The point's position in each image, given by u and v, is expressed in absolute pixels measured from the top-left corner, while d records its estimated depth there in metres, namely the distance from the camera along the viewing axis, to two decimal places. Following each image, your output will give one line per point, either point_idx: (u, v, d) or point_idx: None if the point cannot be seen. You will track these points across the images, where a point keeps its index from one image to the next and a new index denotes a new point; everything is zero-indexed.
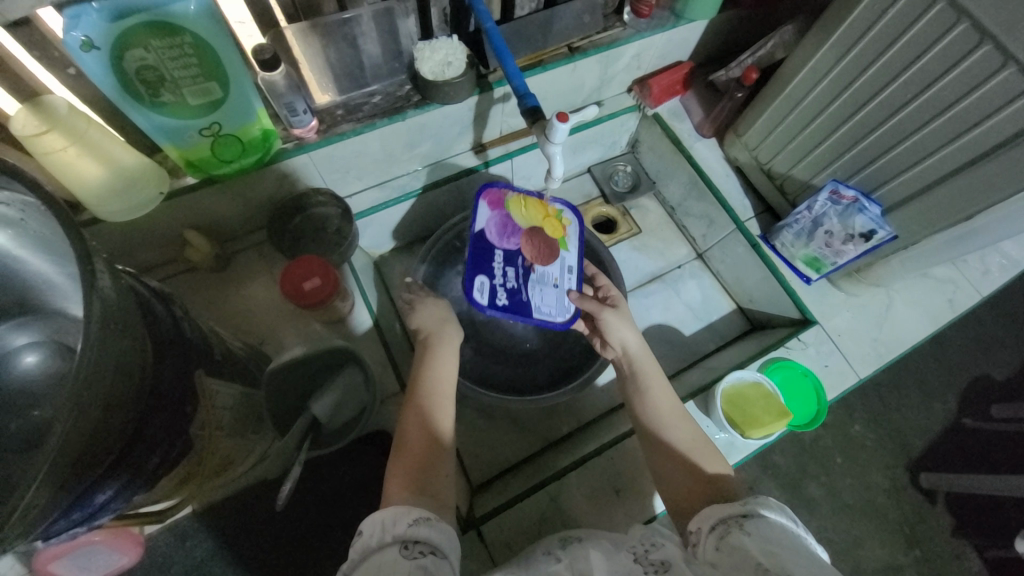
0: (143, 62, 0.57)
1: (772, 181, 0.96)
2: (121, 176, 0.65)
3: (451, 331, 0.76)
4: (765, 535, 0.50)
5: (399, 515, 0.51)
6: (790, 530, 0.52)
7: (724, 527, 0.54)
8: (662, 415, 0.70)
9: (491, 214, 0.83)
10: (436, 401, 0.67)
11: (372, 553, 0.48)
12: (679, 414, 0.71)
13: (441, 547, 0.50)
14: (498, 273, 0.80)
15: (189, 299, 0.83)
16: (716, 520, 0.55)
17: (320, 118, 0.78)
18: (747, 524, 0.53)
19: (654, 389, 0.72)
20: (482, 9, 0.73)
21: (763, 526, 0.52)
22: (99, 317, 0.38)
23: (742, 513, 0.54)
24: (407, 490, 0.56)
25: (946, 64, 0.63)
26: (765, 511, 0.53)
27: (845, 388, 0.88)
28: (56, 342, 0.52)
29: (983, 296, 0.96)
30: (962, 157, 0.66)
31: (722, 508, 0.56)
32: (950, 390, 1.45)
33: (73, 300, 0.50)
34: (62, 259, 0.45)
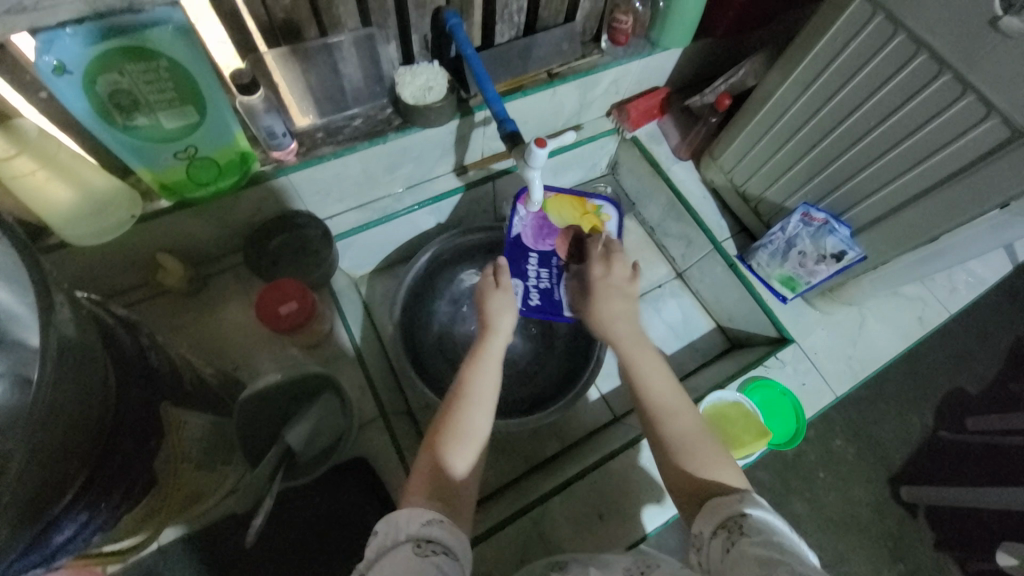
0: (118, 86, 0.56)
1: (748, 203, 0.99)
2: (91, 199, 0.63)
3: (491, 338, 0.71)
4: (763, 540, 0.49)
5: (412, 514, 0.50)
6: (786, 533, 0.50)
7: (727, 533, 0.52)
8: (660, 406, 0.66)
9: (528, 218, 0.88)
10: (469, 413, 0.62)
11: (387, 553, 0.48)
12: (678, 402, 0.67)
13: (454, 550, 0.49)
14: (532, 275, 0.85)
15: (160, 325, 0.80)
16: (715, 524, 0.54)
17: (300, 140, 0.78)
18: (745, 526, 0.51)
19: (648, 378, 0.68)
20: (462, 37, 0.74)
21: (761, 528, 0.50)
22: (56, 349, 0.37)
23: (739, 513, 0.53)
24: (423, 495, 0.56)
25: (907, 93, 0.66)
26: (757, 510, 0.52)
27: (823, 406, 0.90)
28: (18, 374, 0.47)
29: (951, 313, 1.00)
30: (924, 181, 0.69)
31: (720, 505, 0.55)
32: (926, 402, 1.49)
33: (27, 331, 0.46)
34: (20, 289, 0.43)
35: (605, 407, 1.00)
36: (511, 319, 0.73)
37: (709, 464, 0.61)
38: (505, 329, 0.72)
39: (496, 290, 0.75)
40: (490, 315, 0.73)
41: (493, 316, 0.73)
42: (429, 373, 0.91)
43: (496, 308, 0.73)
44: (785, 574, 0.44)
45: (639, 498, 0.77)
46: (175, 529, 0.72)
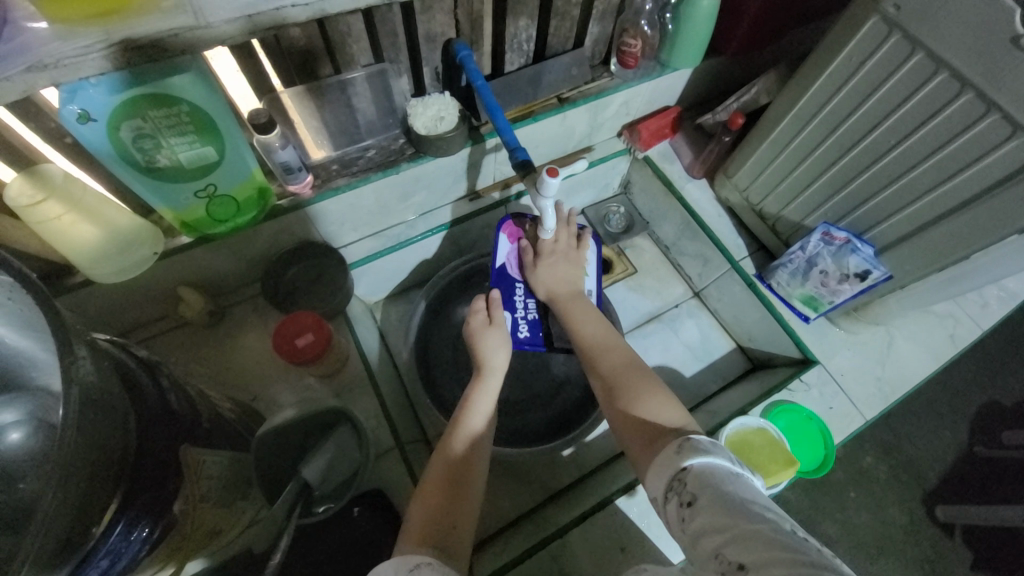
0: (140, 131, 0.58)
1: (765, 221, 0.97)
2: (116, 239, 0.65)
3: (488, 376, 0.73)
4: (711, 495, 0.49)
5: (400, 563, 0.51)
6: (731, 474, 0.50)
7: (675, 490, 0.52)
8: (594, 350, 0.74)
9: (509, 246, 0.88)
10: (468, 467, 0.64)
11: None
12: (613, 344, 0.75)
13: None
14: (520, 306, 0.86)
15: (179, 357, 0.81)
16: (664, 481, 0.54)
17: (315, 173, 0.80)
18: (688, 479, 0.51)
19: (585, 324, 0.77)
20: (473, 68, 0.74)
21: (704, 479, 0.50)
22: (77, 401, 0.37)
23: (681, 469, 0.52)
24: (416, 540, 0.56)
25: (928, 111, 0.64)
26: (696, 460, 0.52)
27: (853, 431, 0.86)
28: (43, 418, 0.49)
29: (985, 330, 0.96)
30: (950, 201, 0.67)
31: (664, 455, 0.56)
32: (960, 418, 1.42)
33: (52, 374, 0.48)
34: (43, 336, 0.44)
35: None
36: (505, 356, 0.76)
37: (656, 412, 0.63)
38: (499, 365, 0.74)
39: (490, 326, 0.78)
40: (484, 353, 0.75)
41: (487, 354, 0.75)
42: (444, 400, 0.91)
43: (489, 344, 0.76)
44: (751, 552, 0.44)
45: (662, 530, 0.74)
46: None
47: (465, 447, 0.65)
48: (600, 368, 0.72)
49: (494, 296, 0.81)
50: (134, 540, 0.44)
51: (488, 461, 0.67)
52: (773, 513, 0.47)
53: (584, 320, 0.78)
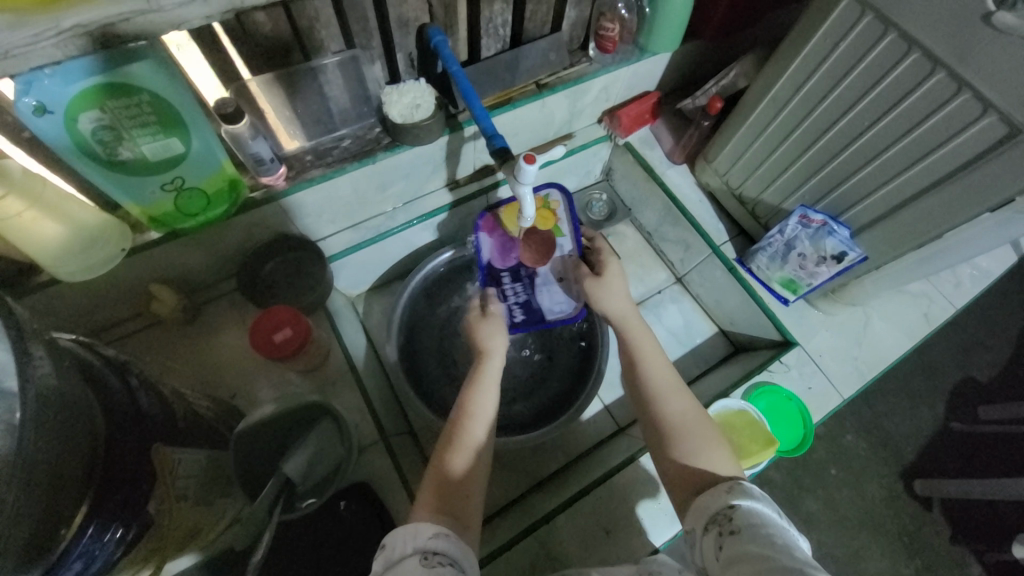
0: (100, 122, 0.56)
1: (744, 207, 0.98)
2: (81, 235, 0.63)
3: (485, 361, 0.73)
4: (754, 531, 0.49)
5: (417, 529, 0.51)
6: (776, 520, 0.50)
7: (717, 525, 0.52)
8: (656, 385, 0.68)
9: (489, 239, 0.91)
10: (462, 485, 0.60)
11: (394, 566, 0.49)
12: (676, 384, 0.68)
13: (459, 561, 0.51)
14: (509, 292, 0.89)
15: (153, 356, 0.79)
16: (706, 519, 0.54)
17: (289, 164, 0.78)
18: (734, 517, 0.51)
19: (649, 357, 0.71)
20: (447, 53, 0.73)
21: (749, 517, 0.50)
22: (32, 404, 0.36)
23: (728, 505, 0.53)
24: (430, 509, 0.56)
25: (902, 91, 0.65)
26: (748, 502, 0.52)
27: (830, 409, 0.88)
28: None
29: (957, 308, 0.98)
30: (921, 182, 0.68)
31: (711, 496, 0.55)
32: (935, 394, 1.46)
33: None
34: None
35: (609, 417, 0.99)
36: (502, 339, 0.75)
37: (713, 462, 0.60)
38: (498, 351, 0.74)
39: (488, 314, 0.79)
40: (481, 338, 0.75)
41: (482, 339, 0.75)
42: (429, 391, 0.90)
43: (487, 331, 0.76)
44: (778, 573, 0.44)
45: (646, 512, 0.75)
46: None
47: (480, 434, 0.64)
48: (657, 406, 0.66)
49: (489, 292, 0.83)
50: (109, 540, 0.44)
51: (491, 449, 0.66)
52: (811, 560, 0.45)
53: (649, 352, 0.71)
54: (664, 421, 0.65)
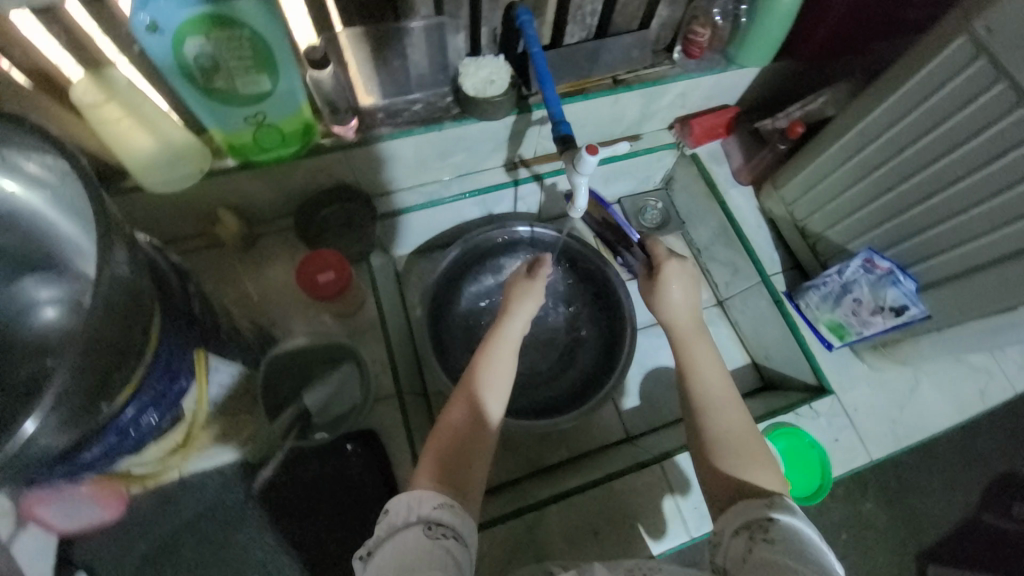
0: (201, 49, 0.61)
1: (805, 239, 0.94)
2: (167, 149, 0.70)
3: (509, 323, 0.71)
4: (790, 545, 0.48)
5: (422, 497, 0.51)
6: (813, 542, 0.49)
7: (749, 533, 0.51)
8: (706, 396, 0.65)
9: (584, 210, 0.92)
10: (472, 449, 0.59)
11: (396, 533, 0.48)
12: (727, 399, 0.65)
13: (462, 535, 0.50)
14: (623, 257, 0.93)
15: (204, 274, 0.85)
16: (739, 523, 0.53)
17: (361, 118, 0.81)
18: (770, 528, 0.50)
19: (700, 367, 0.68)
20: (531, 34, 0.74)
21: (786, 532, 0.49)
22: (106, 285, 0.40)
23: (765, 516, 0.51)
24: (431, 476, 0.55)
25: (1004, 145, 0.60)
26: (787, 516, 0.51)
27: (852, 467, 0.84)
28: (72, 299, 0.52)
29: (1019, 391, 0.90)
30: (1011, 243, 0.63)
31: (747, 508, 0.53)
32: (975, 480, 1.35)
33: (83, 257, 0.50)
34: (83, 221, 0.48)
35: (620, 424, 0.97)
36: (530, 304, 0.73)
37: (754, 475, 0.58)
38: (522, 314, 0.72)
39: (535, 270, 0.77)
40: (512, 301, 0.73)
41: (514, 302, 0.73)
42: (449, 360, 0.92)
43: (521, 291, 0.74)
44: None
45: (635, 523, 0.75)
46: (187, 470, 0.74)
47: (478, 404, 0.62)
48: (699, 414, 0.64)
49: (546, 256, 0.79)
50: (142, 422, 0.48)
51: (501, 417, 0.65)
52: None
53: (701, 360, 0.68)
54: (705, 430, 0.63)
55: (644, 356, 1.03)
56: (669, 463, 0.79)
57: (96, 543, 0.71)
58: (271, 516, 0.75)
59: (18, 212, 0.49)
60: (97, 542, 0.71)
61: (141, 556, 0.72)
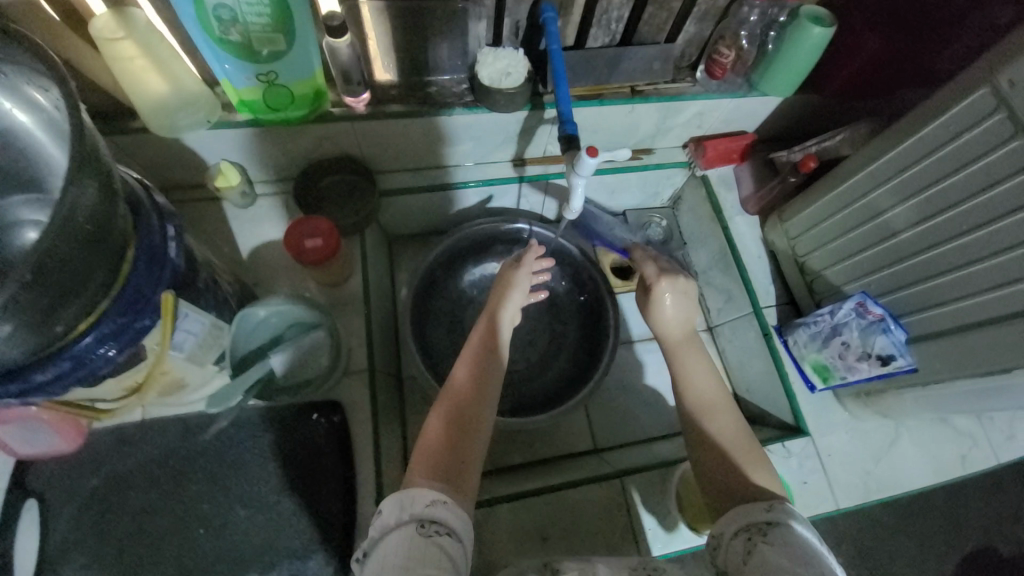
0: (221, 0, 0.62)
1: (803, 276, 0.92)
2: (178, 95, 0.70)
3: (501, 314, 0.72)
4: (789, 550, 0.48)
5: (415, 497, 0.51)
6: (815, 546, 0.48)
7: (749, 536, 0.51)
8: (697, 398, 0.66)
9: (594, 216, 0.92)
10: (466, 437, 0.59)
11: (391, 530, 0.49)
12: (719, 403, 0.65)
13: (458, 531, 0.50)
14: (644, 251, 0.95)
15: (198, 225, 0.86)
16: (738, 526, 0.53)
17: (373, 92, 0.81)
18: (770, 533, 0.50)
19: (690, 370, 0.68)
20: (552, 31, 0.74)
21: (785, 537, 0.49)
22: (69, 207, 0.39)
23: (766, 520, 0.51)
24: (424, 474, 0.55)
25: (1012, 204, 0.58)
26: (786, 518, 0.51)
27: (817, 512, 0.82)
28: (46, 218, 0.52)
29: (1001, 462, 0.88)
30: (1007, 306, 0.62)
31: (746, 511, 0.54)
32: (952, 549, 1.30)
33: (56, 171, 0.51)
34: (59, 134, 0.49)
35: (590, 435, 0.96)
36: (520, 297, 0.74)
37: (753, 476, 0.59)
38: (510, 307, 0.73)
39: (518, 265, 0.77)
40: (503, 297, 0.73)
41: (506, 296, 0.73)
42: (427, 345, 0.92)
43: (505, 285, 0.75)
44: None
45: (586, 535, 0.74)
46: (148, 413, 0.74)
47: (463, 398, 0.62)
48: (693, 417, 0.65)
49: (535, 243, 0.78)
50: (100, 355, 0.48)
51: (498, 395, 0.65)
52: None
53: (691, 365, 0.69)
54: (700, 433, 0.63)
55: (625, 371, 1.01)
56: (629, 480, 0.79)
57: (50, 472, 0.72)
58: (220, 474, 0.74)
59: (16, 135, 0.50)
60: (51, 470, 0.72)
61: (89, 493, 0.71)
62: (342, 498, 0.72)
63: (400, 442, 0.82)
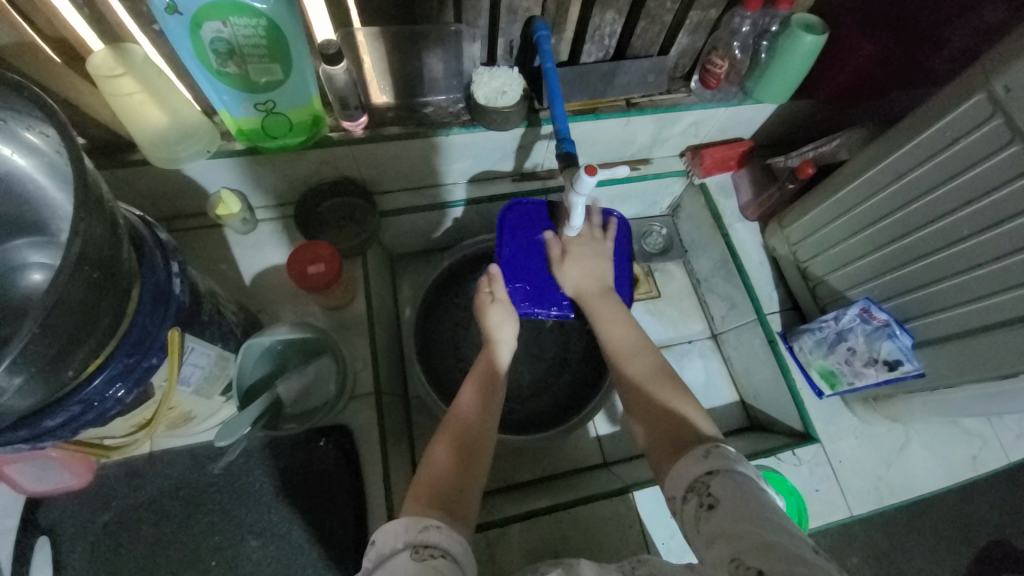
0: (218, 34, 0.62)
1: (806, 281, 0.92)
2: (177, 126, 0.71)
3: (493, 348, 0.73)
4: (732, 497, 0.47)
5: (411, 523, 0.50)
6: (752, 487, 0.48)
7: (696, 491, 0.51)
8: (618, 350, 0.71)
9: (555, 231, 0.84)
10: (462, 470, 0.59)
11: (385, 561, 0.47)
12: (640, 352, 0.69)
13: (453, 553, 0.48)
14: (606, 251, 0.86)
15: (202, 253, 0.86)
16: (686, 486, 0.52)
17: (370, 115, 0.81)
18: (713, 483, 0.50)
19: (609, 323, 0.74)
20: (546, 49, 0.74)
21: (726, 487, 0.49)
22: (75, 255, 0.39)
23: (706, 471, 0.51)
24: (422, 503, 0.54)
25: (1015, 207, 0.58)
26: (721, 464, 0.51)
27: (830, 520, 0.81)
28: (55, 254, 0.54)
29: (1013, 462, 0.87)
30: (1013, 310, 0.62)
31: (688, 466, 0.53)
32: (968, 546, 1.29)
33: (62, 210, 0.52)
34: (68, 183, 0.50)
35: (598, 448, 0.96)
36: (513, 328, 0.75)
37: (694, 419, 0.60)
38: (508, 340, 0.74)
39: (495, 302, 0.75)
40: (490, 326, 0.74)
41: (493, 326, 0.74)
42: (432, 363, 0.92)
43: (498, 318, 0.74)
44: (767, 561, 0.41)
45: (600, 553, 0.73)
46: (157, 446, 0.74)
47: (469, 424, 0.63)
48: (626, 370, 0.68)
49: (493, 270, 0.78)
50: (109, 396, 0.48)
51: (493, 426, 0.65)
52: (794, 523, 0.45)
53: (610, 317, 0.74)
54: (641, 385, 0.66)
55: None
56: (641, 492, 0.78)
57: (62, 508, 0.72)
58: (230, 505, 0.74)
59: (18, 180, 0.50)
60: (62, 506, 0.72)
61: (99, 529, 0.71)
62: (354, 522, 0.72)
63: (408, 464, 0.81)
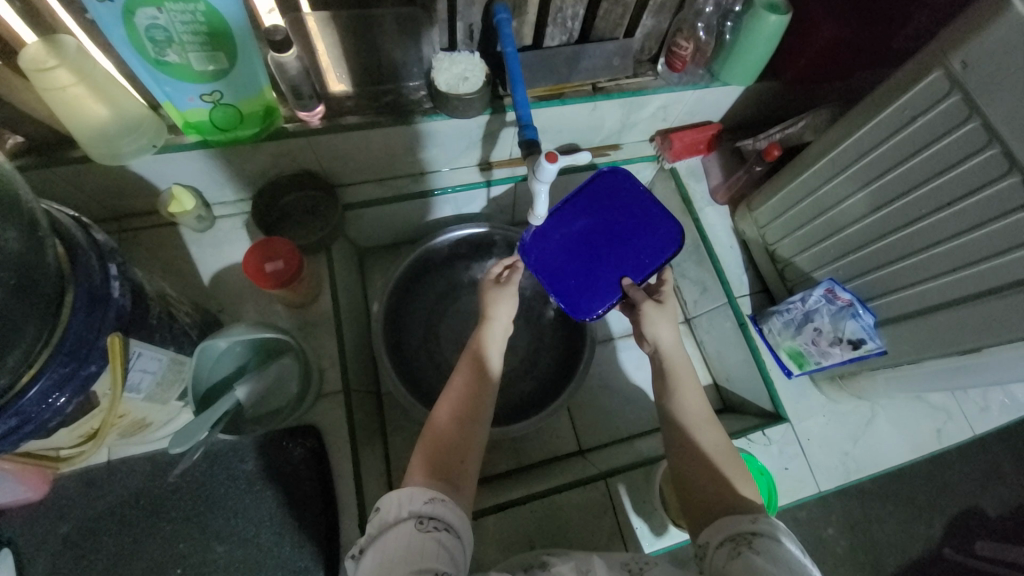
0: (154, 21, 0.58)
1: (775, 264, 0.93)
2: (120, 121, 0.67)
3: (485, 328, 0.72)
4: (774, 554, 0.48)
5: (413, 494, 0.50)
6: (799, 558, 0.48)
7: (734, 543, 0.51)
8: (687, 417, 0.66)
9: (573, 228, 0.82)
10: (463, 450, 0.58)
11: (387, 530, 0.48)
12: (708, 419, 0.66)
13: (455, 526, 0.49)
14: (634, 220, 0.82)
15: (157, 253, 0.83)
16: (724, 535, 0.53)
17: (327, 105, 0.78)
18: (756, 543, 0.50)
19: (684, 390, 0.68)
20: (507, 33, 0.72)
21: (770, 548, 0.49)
22: None
23: (752, 530, 0.52)
24: (423, 474, 0.54)
25: (972, 185, 0.59)
26: (773, 531, 0.51)
27: (800, 497, 0.83)
28: None
29: (976, 434, 0.90)
30: (971, 286, 0.63)
31: (733, 521, 0.54)
32: (939, 514, 1.33)
33: None
34: None
35: (573, 436, 0.96)
36: (508, 305, 0.74)
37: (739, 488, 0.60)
38: (501, 319, 0.73)
39: (498, 283, 0.76)
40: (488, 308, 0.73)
41: (494, 309, 0.73)
42: (403, 358, 0.91)
43: (493, 298, 0.74)
44: None
45: (571, 541, 0.74)
46: (115, 454, 0.72)
47: (453, 416, 0.61)
48: (683, 437, 0.65)
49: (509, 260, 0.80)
50: (47, 406, 0.46)
51: (491, 408, 0.64)
52: None
53: (687, 384, 0.69)
54: (697, 451, 0.63)
55: (605, 370, 1.01)
56: (614, 479, 0.79)
57: (19, 521, 0.69)
58: (196, 511, 0.72)
59: None
60: (18, 520, 0.69)
61: (59, 541, 0.69)
62: (324, 524, 0.71)
63: (382, 461, 0.80)
